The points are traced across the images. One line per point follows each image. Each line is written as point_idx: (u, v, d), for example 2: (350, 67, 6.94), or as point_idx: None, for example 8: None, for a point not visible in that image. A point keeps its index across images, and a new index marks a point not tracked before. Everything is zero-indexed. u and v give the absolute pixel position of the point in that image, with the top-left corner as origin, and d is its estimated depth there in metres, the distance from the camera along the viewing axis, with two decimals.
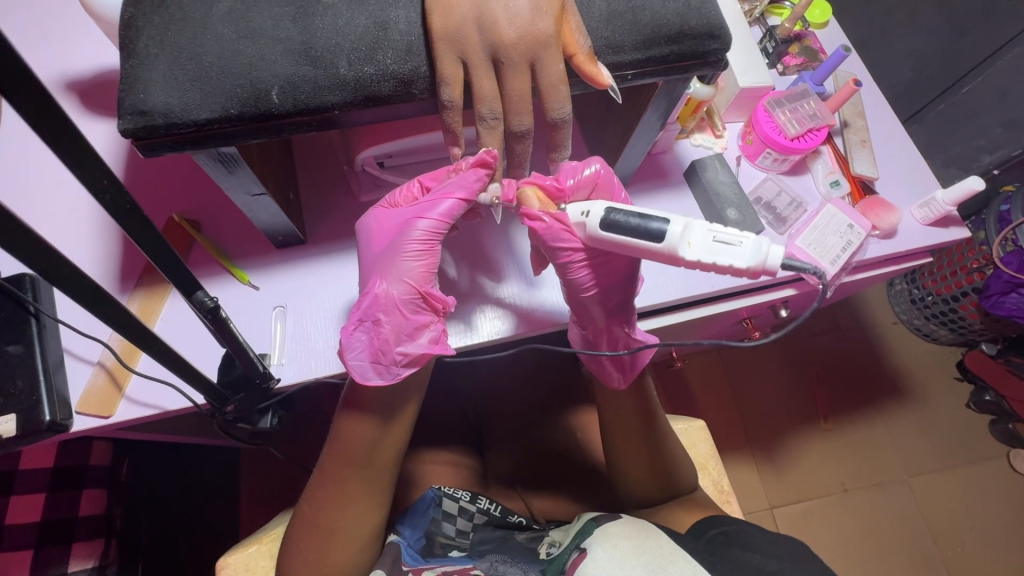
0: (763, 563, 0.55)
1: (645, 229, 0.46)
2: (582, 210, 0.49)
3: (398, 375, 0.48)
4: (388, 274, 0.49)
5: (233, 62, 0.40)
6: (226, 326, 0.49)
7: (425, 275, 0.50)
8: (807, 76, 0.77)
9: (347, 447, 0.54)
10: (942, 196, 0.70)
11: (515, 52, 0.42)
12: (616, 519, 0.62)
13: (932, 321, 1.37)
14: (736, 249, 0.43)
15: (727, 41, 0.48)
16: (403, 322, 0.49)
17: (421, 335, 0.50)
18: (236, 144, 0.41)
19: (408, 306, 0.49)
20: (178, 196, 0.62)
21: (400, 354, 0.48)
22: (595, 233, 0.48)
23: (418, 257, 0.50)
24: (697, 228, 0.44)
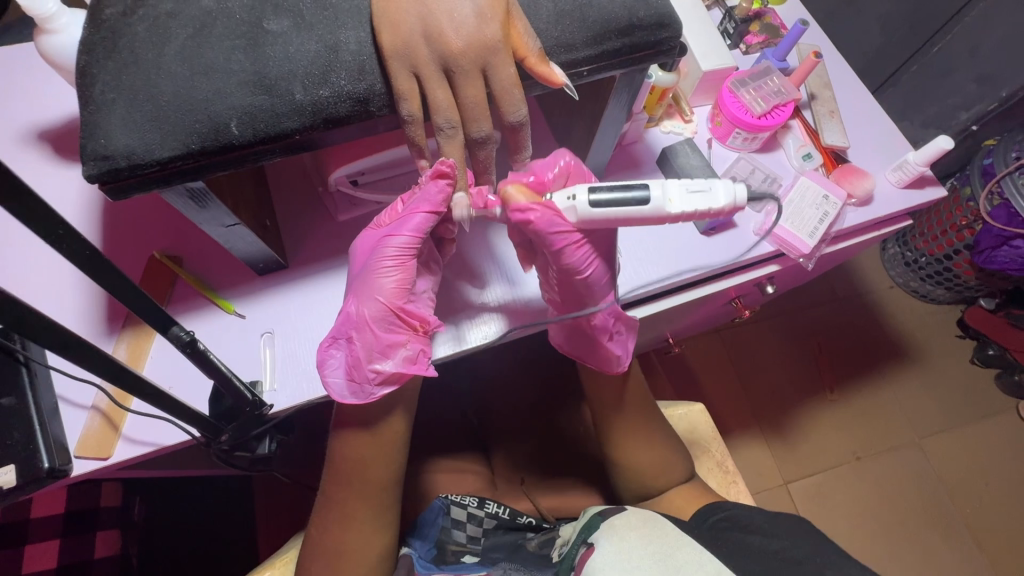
0: (765, 543, 0.57)
1: (630, 198, 0.46)
2: (568, 194, 0.47)
3: (370, 394, 0.49)
4: (361, 293, 0.49)
5: (189, 99, 0.40)
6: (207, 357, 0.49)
7: (398, 291, 0.49)
8: (769, 52, 0.77)
9: (347, 468, 0.55)
10: (915, 158, 0.71)
11: (464, 60, 0.42)
12: (621, 511, 0.62)
13: (927, 281, 1.39)
14: (709, 194, 0.47)
15: (678, 29, 0.49)
16: (374, 342, 0.49)
17: (394, 354, 0.50)
18: (202, 178, 0.42)
19: (380, 325, 0.49)
20: (156, 233, 0.63)
21: (369, 374, 0.49)
22: (588, 214, 0.47)
23: (391, 274, 0.49)
24: (673, 184, 0.46)
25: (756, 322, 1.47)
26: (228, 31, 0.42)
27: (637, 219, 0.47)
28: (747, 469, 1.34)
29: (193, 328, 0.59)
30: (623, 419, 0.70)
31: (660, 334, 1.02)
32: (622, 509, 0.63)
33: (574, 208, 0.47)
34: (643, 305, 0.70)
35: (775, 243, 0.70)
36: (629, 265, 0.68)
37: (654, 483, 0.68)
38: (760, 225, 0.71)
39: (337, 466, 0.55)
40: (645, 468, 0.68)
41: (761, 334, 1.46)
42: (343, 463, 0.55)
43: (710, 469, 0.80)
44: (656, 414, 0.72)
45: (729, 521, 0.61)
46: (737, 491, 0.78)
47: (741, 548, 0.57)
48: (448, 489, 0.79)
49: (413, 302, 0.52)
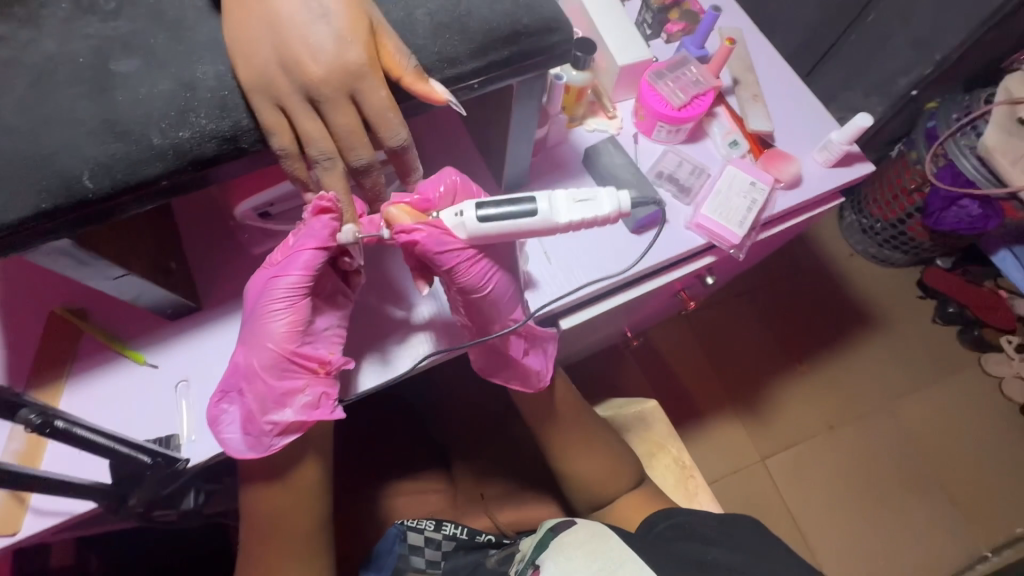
0: (703, 548, 0.60)
1: (518, 211, 0.47)
2: (455, 210, 0.47)
3: (268, 446, 0.48)
4: (251, 341, 0.46)
5: (33, 156, 0.37)
6: (76, 432, 0.44)
7: (290, 335, 0.46)
8: (688, 41, 0.76)
9: (269, 521, 0.52)
10: (838, 137, 0.71)
11: (329, 88, 0.40)
12: (571, 525, 0.62)
13: (885, 247, 1.43)
14: (595, 203, 0.48)
15: (567, 33, 0.47)
16: (267, 392, 0.47)
17: (291, 402, 0.47)
18: (62, 237, 0.39)
19: (273, 372, 0.47)
20: (54, 286, 0.59)
21: (265, 426, 0.47)
22: (478, 230, 0.47)
23: (281, 316, 0.46)
24: (560, 195, 0.47)
25: (720, 303, 1.47)
26: (73, 77, 0.39)
27: (528, 231, 0.48)
28: (723, 450, 1.34)
29: (101, 384, 0.56)
30: (564, 431, 0.70)
31: (617, 330, 1.01)
32: (572, 521, 0.63)
33: (462, 224, 0.47)
34: (578, 312, 0.69)
35: (706, 236, 0.69)
36: (561, 272, 0.66)
37: (602, 491, 0.69)
38: (690, 219, 0.69)
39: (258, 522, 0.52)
40: (589, 478, 0.69)
41: (726, 314, 1.46)
42: (265, 517, 0.52)
43: (667, 466, 0.79)
44: (594, 421, 0.72)
45: (679, 528, 0.63)
46: (695, 486, 0.77)
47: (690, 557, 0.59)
48: (405, 514, 0.77)
49: (312, 343, 0.49)
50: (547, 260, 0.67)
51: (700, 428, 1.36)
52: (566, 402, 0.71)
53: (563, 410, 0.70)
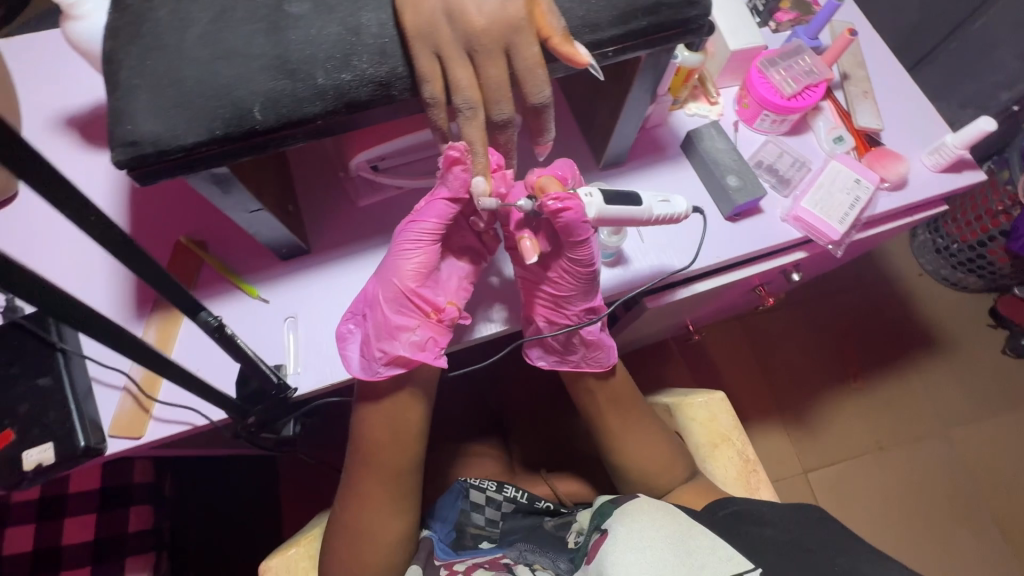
0: (775, 534, 0.60)
1: (629, 200, 0.53)
2: (586, 192, 0.51)
3: (375, 371, 0.53)
4: (382, 274, 0.53)
5: (213, 85, 0.40)
6: (234, 341, 0.50)
7: (413, 274, 0.52)
8: (800, 30, 0.74)
9: (370, 449, 0.58)
10: (953, 141, 0.68)
11: (487, 39, 0.41)
12: (633, 497, 0.63)
13: (959, 269, 1.36)
14: (672, 203, 0.57)
15: (706, 7, 0.47)
16: (383, 322, 0.52)
17: (401, 336, 0.52)
18: (226, 164, 0.42)
19: (392, 305, 0.52)
20: (180, 219, 0.63)
21: (375, 352, 0.52)
22: (602, 210, 0.51)
23: (412, 256, 0.52)
24: (649, 195, 0.56)
25: (779, 309, 1.43)
26: (250, 15, 0.42)
27: (631, 219, 0.54)
28: (767, 456, 1.32)
29: (219, 311, 0.60)
30: (626, 415, 0.72)
31: (679, 322, 1.01)
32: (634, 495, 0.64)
33: (593, 203, 0.51)
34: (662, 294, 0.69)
35: (803, 230, 0.68)
36: (652, 252, 0.67)
37: (666, 476, 0.70)
38: (788, 211, 0.69)
39: (363, 444, 0.58)
40: (648, 462, 0.70)
41: (782, 321, 1.43)
42: (370, 444, 0.58)
43: (729, 458, 0.79)
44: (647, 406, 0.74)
45: (740, 514, 0.63)
46: (757, 480, 0.77)
47: (751, 539, 0.59)
48: (467, 472, 0.80)
49: (432, 289, 0.54)
50: (639, 238, 0.67)
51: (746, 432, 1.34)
52: (623, 384, 0.73)
53: (620, 391, 0.72)
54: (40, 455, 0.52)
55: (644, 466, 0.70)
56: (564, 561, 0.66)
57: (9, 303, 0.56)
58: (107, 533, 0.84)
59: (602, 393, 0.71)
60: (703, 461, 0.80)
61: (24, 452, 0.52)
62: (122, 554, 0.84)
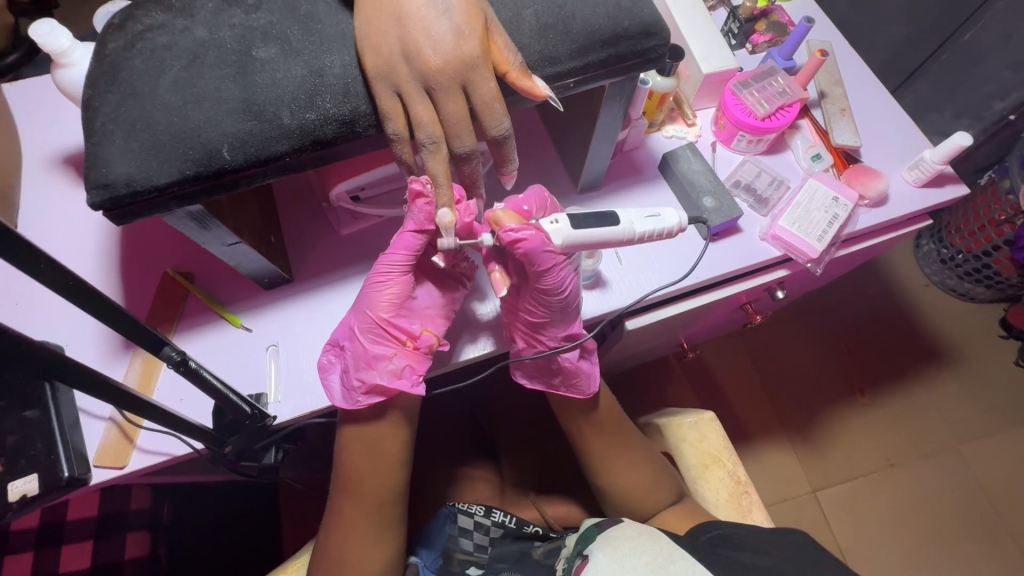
0: (756, 560, 0.58)
1: (604, 220, 0.51)
2: (551, 218, 0.50)
3: (355, 401, 0.54)
4: (358, 306, 0.54)
5: (183, 128, 0.42)
6: (201, 374, 0.49)
7: (387, 305, 0.53)
8: (774, 51, 0.75)
9: (349, 478, 0.58)
10: (931, 156, 0.68)
11: (443, 77, 0.43)
12: (616, 523, 0.65)
13: (965, 279, 1.34)
14: (664, 216, 0.54)
15: (665, 36, 0.48)
16: (360, 352, 0.53)
17: (379, 365, 0.53)
18: (197, 202, 0.44)
19: (368, 336, 0.54)
20: (168, 252, 0.65)
21: (354, 382, 0.53)
22: (571, 235, 0.50)
23: (385, 288, 0.53)
24: (632, 211, 0.53)
25: (780, 324, 1.42)
26: (220, 61, 0.44)
27: (611, 241, 0.52)
28: (772, 475, 1.30)
29: (203, 341, 0.62)
30: (611, 439, 0.71)
31: (672, 339, 1.01)
32: (619, 520, 0.65)
33: (559, 231, 0.49)
34: (640, 316, 0.69)
35: (782, 248, 0.68)
36: (630, 274, 0.67)
37: (650, 500, 0.69)
38: (766, 230, 0.69)
39: (343, 473, 0.58)
40: (630, 485, 0.69)
41: (784, 336, 1.41)
42: (349, 472, 0.58)
43: (720, 480, 0.78)
44: (631, 429, 0.73)
45: (720, 538, 0.62)
46: (748, 503, 0.76)
47: (732, 565, 0.58)
48: (455, 497, 0.79)
49: (407, 318, 0.55)
50: (618, 260, 0.67)
51: (750, 450, 1.32)
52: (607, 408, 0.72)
53: (605, 417, 0.71)
54: (25, 485, 0.52)
55: (630, 491, 0.69)
56: None
57: None
58: (102, 560, 0.85)
59: (585, 416, 0.70)
60: (695, 482, 0.79)
61: (10, 483, 0.52)
62: None
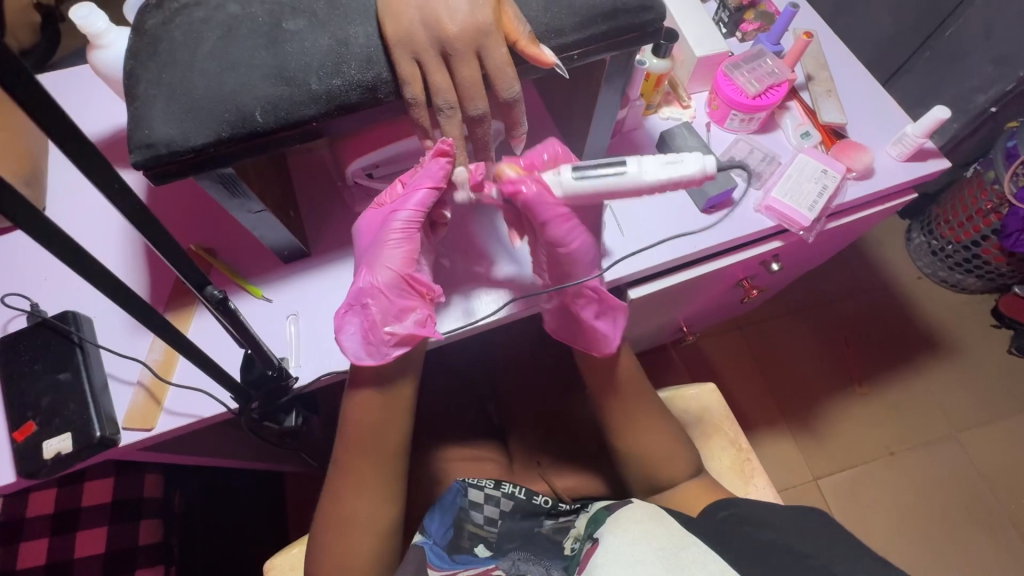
0: (775, 537, 0.61)
1: (608, 172, 0.55)
2: (554, 171, 0.57)
3: (385, 355, 0.56)
4: (374, 264, 0.56)
5: (219, 93, 0.46)
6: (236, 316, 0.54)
7: (406, 262, 0.56)
8: (763, 37, 0.79)
9: (356, 433, 0.62)
10: (913, 130, 0.72)
11: (460, 43, 0.47)
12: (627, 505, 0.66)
13: (957, 270, 1.38)
14: (680, 163, 0.54)
15: (660, 11, 0.52)
16: (388, 306, 0.56)
17: (405, 318, 0.57)
18: (231, 163, 0.47)
19: (393, 291, 0.56)
20: (192, 228, 0.68)
21: (385, 336, 0.55)
22: (571, 186, 0.56)
23: (399, 245, 0.56)
24: (647, 159, 0.54)
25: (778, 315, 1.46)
26: (252, 32, 0.47)
27: (616, 190, 0.55)
28: (775, 463, 1.32)
29: None
30: (621, 401, 0.73)
31: (672, 322, 1.04)
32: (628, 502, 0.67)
33: (559, 182, 0.56)
34: (641, 285, 0.72)
35: (776, 219, 0.72)
36: (632, 245, 0.70)
37: (663, 468, 0.71)
38: (760, 201, 0.72)
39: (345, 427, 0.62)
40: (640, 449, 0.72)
41: (781, 326, 1.45)
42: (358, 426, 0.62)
43: (724, 448, 0.80)
44: (646, 397, 0.75)
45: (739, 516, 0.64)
46: (751, 469, 0.79)
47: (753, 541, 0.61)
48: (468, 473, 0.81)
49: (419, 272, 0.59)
50: (620, 232, 0.71)
51: (752, 438, 1.34)
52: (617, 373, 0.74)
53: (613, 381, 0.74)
54: (60, 443, 0.55)
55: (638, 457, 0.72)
56: (557, 568, 0.64)
57: (33, 305, 0.61)
58: (117, 546, 0.86)
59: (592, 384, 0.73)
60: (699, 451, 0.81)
61: (45, 441, 0.55)
62: (130, 568, 0.85)
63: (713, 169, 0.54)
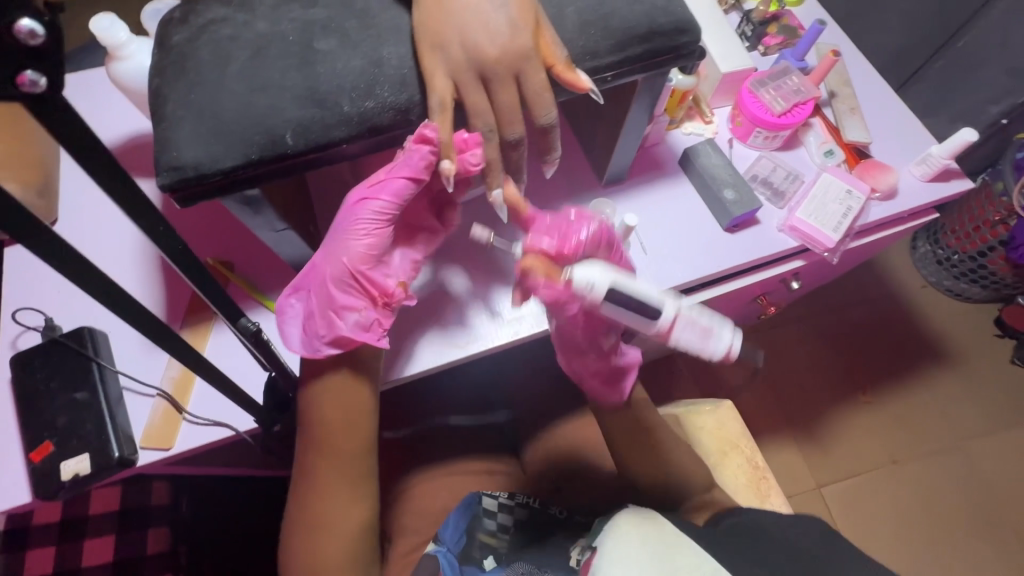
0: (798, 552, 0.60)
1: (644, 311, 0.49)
2: (588, 282, 0.47)
3: (315, 350, 0.51)
4: (329, 252, 0.51)
5: (250, 114, 0.44)
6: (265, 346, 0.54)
7: (363, 256, 0.51)
8: (787, 53, 0.78)
9: (313, 430, 0.53)
10: (938, 151, 0.72)
11: (500, 67, 0.45)
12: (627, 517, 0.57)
13: (962, 280, 1.39)
14: (713, 335, 0.51)
15: (696, 33, 0.51)
16: (329, 300, 0.51)
17: (346, 316, 0.51)
18: (259, 185, 0.46)
19: (338, 286, 0.51)
20: (208, 241, 0.67)
21: (318, 331, 0.51)
22: (599, 304, 0.48)
23: (362, 238, 0.51)
24: (684, 312, 0.50)
25: (785, 323, 1.45)
26: (283, 52, 0.46)
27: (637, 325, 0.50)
28: (779, 471, 1.32)
29: None
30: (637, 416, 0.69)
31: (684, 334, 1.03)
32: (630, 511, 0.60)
33: (590, 299, 0.48)
34: None
35: (799, 238, 0.71)
36: (655, 263, 0.69)
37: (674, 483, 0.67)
38: (783, 221, 0.72)
39: (309, 426, 0.53)
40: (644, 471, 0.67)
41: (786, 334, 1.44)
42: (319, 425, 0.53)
43: (739, 465, 0.80)
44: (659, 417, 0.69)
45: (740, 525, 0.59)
46: (768, 488, 0.78)
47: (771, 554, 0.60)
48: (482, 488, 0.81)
49: (380, 272, 0.54)
50: (643, 251, 0.70)
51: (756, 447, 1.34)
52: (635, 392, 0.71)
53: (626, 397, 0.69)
54: (77, 464, 0.54)
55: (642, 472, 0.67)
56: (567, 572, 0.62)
57: (48, 321, 0.59)
58: (125, 555, 0.85)
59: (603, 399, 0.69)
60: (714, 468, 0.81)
61: (63, 462, 0.54)
62: None
63: (740, 355, 0.53)
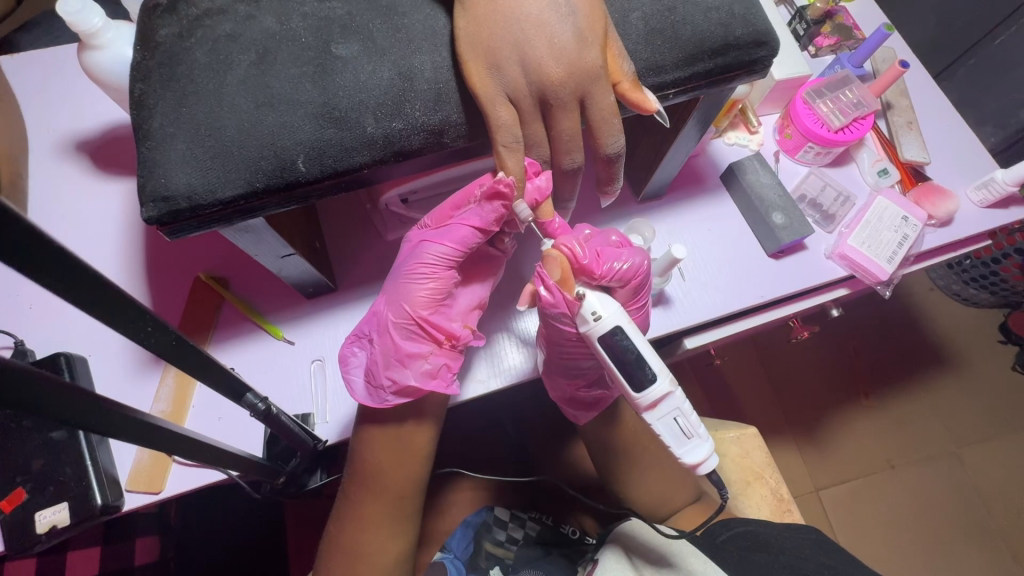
0: None
1: (635, 370, 0.44)
2: (593, 311, 0.45)
3: (383, 401, 0.48)
4: (391, 297, 0.49)
5: (255, 133, 0.37)
6: (277, 417, 0.47)
7: (426, 301, 0.48)
8: (844, 58, 0.72)
9: (372, 472, 0.51)
10: (1002, 177, 0.65)
11: (564, 89, 0.39)
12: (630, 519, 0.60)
13: (971, 285, 1.15)
14: (686, 438, 0.45)
15: (775, 48, 0.44)
16: (392, 349, 0.48)
17: (412, 365, 0.48)
18: (264, 216, 0.39)
19: (401, 333, 0.48)
20: (198, 253, 0.60)
21: (383, 381, 0.48)
22: (590, 337, 0.45)
23: (425, 282, 0.48)
24: (671, 404, 0.44)
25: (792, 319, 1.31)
26: (295, 57, 0.38)
27: (617, 382, 0.45)
28: None
29: (245, 355, 0.57)
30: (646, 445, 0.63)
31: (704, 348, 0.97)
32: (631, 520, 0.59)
33: (585, 323, 0.45)
34: (699, 333, 0.67)
35: (848, 267, 0.65)
36: (694, 290, 0.63)
37: (668, 504, 0.62)
38: (832, 248, 0.66)
39: (359, 466, 0.51)
40: (655, 493, 0.62)
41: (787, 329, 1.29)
42: (371, 466, 0.51)
43: (762, 496, 0.74)
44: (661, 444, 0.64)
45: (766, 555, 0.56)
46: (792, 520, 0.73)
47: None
48: None
49: (443, 315, 0.50)
50: (682, 277, 0.64)
51: None
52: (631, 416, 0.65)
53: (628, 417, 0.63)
54: (54, 515, 0.48)
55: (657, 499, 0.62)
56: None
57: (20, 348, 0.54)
58: None
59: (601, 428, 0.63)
60: (735, 498, 0.74)
61: (38, 512, 0.49)
62: None
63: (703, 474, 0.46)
